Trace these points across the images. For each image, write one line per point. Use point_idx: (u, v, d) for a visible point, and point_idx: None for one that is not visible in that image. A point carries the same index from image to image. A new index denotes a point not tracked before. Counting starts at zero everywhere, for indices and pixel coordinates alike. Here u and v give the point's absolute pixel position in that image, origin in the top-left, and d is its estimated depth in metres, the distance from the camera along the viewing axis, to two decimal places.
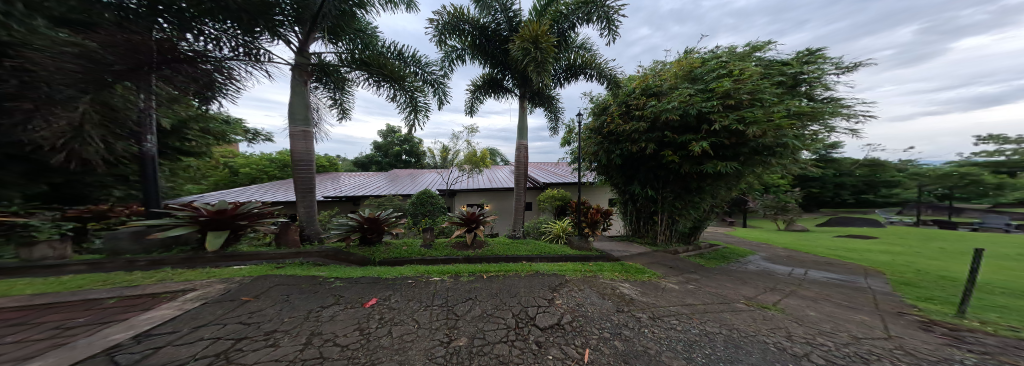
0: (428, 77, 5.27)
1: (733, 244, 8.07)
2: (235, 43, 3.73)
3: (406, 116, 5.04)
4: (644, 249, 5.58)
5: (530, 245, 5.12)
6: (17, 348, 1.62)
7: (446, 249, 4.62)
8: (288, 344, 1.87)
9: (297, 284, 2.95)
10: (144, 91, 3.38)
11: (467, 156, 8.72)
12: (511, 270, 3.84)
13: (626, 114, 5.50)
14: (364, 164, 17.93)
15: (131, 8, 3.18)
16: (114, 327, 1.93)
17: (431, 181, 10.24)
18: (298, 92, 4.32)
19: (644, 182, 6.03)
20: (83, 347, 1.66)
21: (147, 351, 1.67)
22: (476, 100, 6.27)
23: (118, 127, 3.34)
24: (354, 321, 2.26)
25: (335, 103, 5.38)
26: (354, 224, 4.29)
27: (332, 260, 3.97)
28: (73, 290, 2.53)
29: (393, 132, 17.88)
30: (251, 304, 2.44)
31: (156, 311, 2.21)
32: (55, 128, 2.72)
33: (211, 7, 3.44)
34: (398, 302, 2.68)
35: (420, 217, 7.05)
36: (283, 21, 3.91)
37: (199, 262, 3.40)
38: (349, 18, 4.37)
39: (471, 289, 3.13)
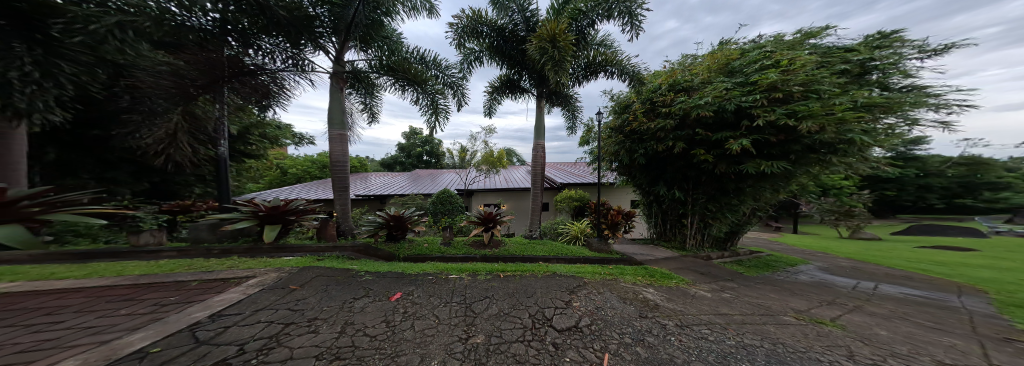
0: (448, 79, 5.43)
1: (781, 252, 7.39)
2: (285, 56, 4.16)
3: (428, 118, 5.26)
4: (671, 254, 5.34)
5: (547, 246, 5.13)
6: (127, 320, 1.97)
7: (464, 247, 4.76)
8: (326, 331, 2.06)
9: (334, 276, 3.23)
10: (220, 101, 3.86)
11: (484, 156, 8.86)
12: (528, 270, 3.87)
13: (651, 112, 5.26)
14: (389, 164, 18.81)
15: (208, 29, 3.53)
16: (196, 306, 2.26)
17: (450, 180, 10.57)
18: (336, 98, 4.65)
19: (672, 183, 5.76)
20: (174, 322, 1.97)
21: (219, 329, 1.95)
22: (494, 102, 6.35)
23: (199, 133, 4.11)
24: (382, 313, 2.43)
25: (365, 108, 5.71)
26: (382, 221, 4.58)
27: (362, 255, 4.18)
28: (167, 272, 2.98)
29: (416, 133, 18.55)
30: (298, 292, 2.71)
31: (226, 294, 2.53)
32: (158, 135, 3.55)
33: (265, 24, 3.82)
34: (420, 297, 2.83)
35: (440, 216, 7.31)
36: (323, 32, 4.30)
37: (258, 252, 3.85)
38: (378, 26, 4.57)
39: (488, 288, 3.20)
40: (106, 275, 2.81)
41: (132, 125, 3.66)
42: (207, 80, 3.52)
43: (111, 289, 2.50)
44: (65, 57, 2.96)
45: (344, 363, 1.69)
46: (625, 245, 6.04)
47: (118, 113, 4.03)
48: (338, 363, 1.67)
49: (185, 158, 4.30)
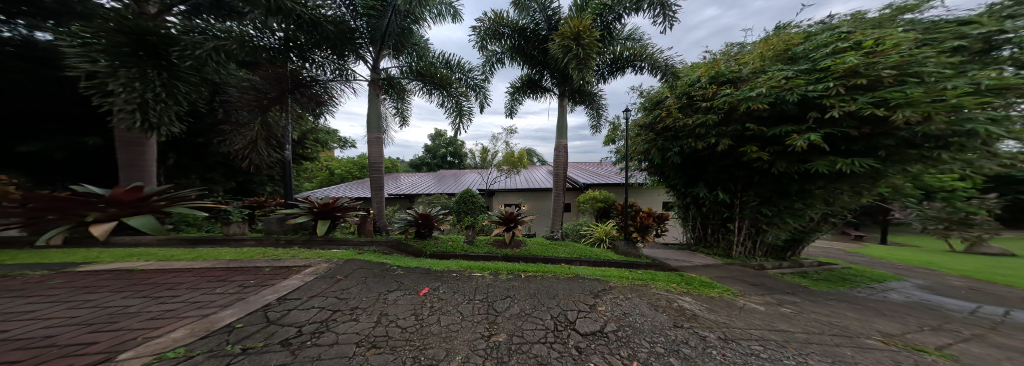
0: (471, 81, 5.54)
1: (863, 266, 6.28)
2: (333, 67, 4.52)
3: (452, 120, 5.38)
4: (710, 262, 4.74)
5: (568, 248, 4.74)
6: (221, 297, 2.32)
7: (486, 246, 4.67)
8: (365, 321, 2.19)
9: (373, 269, 3.35)
10: (288, 110, 4.53)
11: (505, 156, 8.83)
12: (549, 271, 3.43)
13: (689, 108, 4.72)
14: (416, 165, 19.54)
15: (274, 47, 3.94)
16: (268, 289, 2.56)
17: (472, 180, 10.76)
18: (373, 105, 4.99)
19: (715, 184, 5.17)
20: (253, 301, 2.28)
21: (285, 311, 2.20)
22: (514, 102, 6.28)
23: (273, 137, 4.89)
24: (412, 306, 2.50)
25: (397, 112, 5.91)
26: (411, 219, 4.67)
27: (394, 250, 4.37)
28: (249, 258, 3.40)
29: (440, 135, 19.12)
30: (343, 282, 2.89)
31: (291, 280, 2.82)
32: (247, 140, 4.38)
33: (316, 39, 4.16)
34: (447, 293, 2.81)
35: (463, 215, 7.41)
36: (362, 43, 4.60)
37: (314, 244, 4.23)
38: (408, 34, 4.85)
39: (508, 287, 2.97)
40: (206, 259, 3.28)
41: (237, 139, 4.49)
42: (278, 91, 4.31)
43: (210, 271, 2.91)
44: (181, 79, 3.46)
45: (379, 351, 1.78)
46: (657, 250, 5.57)
47: (217, 124, 5.05)
48: (375, 352, 1.77)
49: (262, 161, 5.15)
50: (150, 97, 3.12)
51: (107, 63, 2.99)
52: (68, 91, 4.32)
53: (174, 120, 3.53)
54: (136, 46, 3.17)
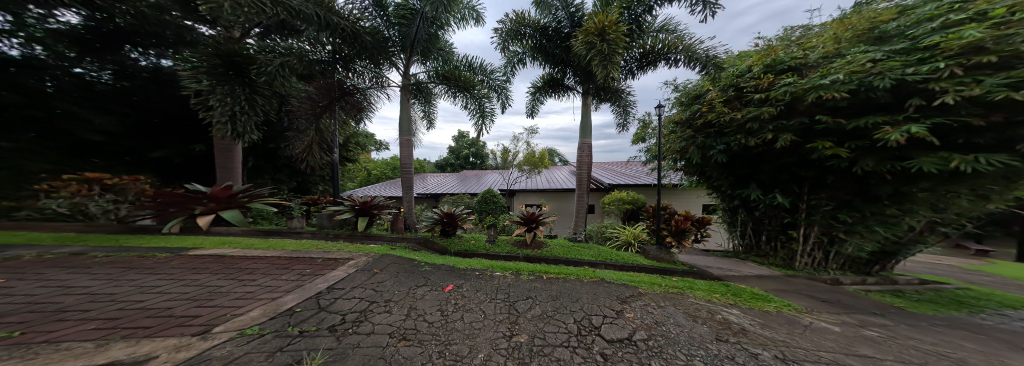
0: (493, 83, 5.58)
1: (980, 285, 5.06)
2: (371, 74, 4.79)
3: (475, 122, 5.43)
4: (762, 272, 4.15)
5: (592, 250, 4.54)
6: (284, 283, 2.55)
7: (507, 246, 4.63)
8: (398, 312, 2.27)
9: (404, 264, 3.43)
10: (335, 115, 4.87)
11: (526, 157, 8.73)
12: (572, 274, 3.25)
13: (733, 102, 4.26)
14: (440, 166, 20.21)
15: (325, 60, 4.39)
16: (320, 278, 2.76)
17: (493, 181, 10.84)
18: (403, 110, 5.16)
19: (771, 186, 4.51)
20: (308, 289, 2.47)
21: (332, 299, 2.35)
22: (535, 102, 6.17)
23: (325, 140, 5.22)
24: (437, 302, 2.52)
25: (424, 115, 6.05)
26: (437, 218, 4.78)
27: (423, 247, 4.43)
28: (305, 249, 3.63)
29: (463, 137, 19.57)
30: (379, 275, 2.99)
31: (338, 270, 3.00)
32: (308, 145, 4.86)
33: (355, 52, 4.49)
34: (469, 291, 2.82)
35: (484, 214, 7.45)
36: (395, 51, 4.78)
37: (356, 238, 4.44)
38: (435, 39, 4.90)
39: (530, 288, 2.90)
40: (277, 248, 3.59)
41: (298, 143, 4.92)
42: (326, 100, 4.60)
43: (278, 259, 3.20)
44: (258, 93, 4.07)
45: (409, 344, 1.82)
46: (691, 257, 5.12)
47: (283, 132, 5.71)
48: (405, 344, 1.81)
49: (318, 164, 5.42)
50: (236, 110, 3.72)
51: (210, 82, 3.65)
52: (184, 108, 5.21)
53: (252, 128, 4.04)
54: (228, 66, 3.83)
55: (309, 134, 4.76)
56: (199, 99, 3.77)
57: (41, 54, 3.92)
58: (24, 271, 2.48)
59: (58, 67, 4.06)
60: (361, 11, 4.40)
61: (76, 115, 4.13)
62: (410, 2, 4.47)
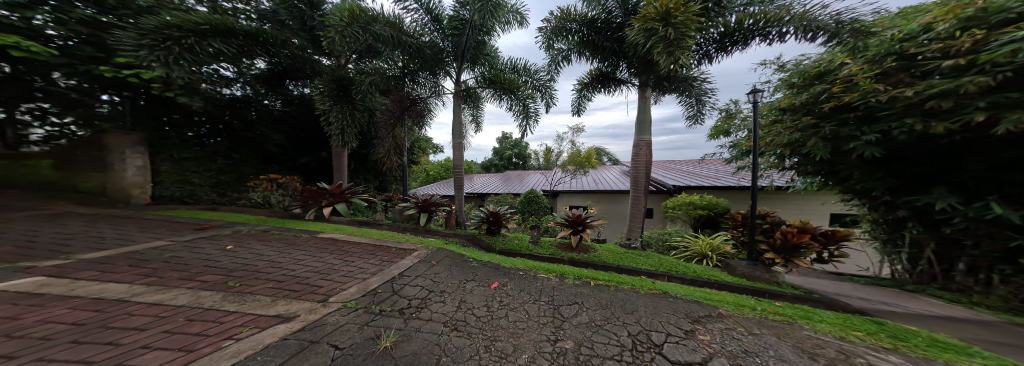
0: (537, 82, 5.59)
1: None
2: (432, 86, 5.31)
3: (519, 123, 5.48)
4: (961, 316, 2.56)
5: (651, 259, 4.07)
6: (373, 266, 3.02)
7: (550, 248, 4.51)
8: (451, 303, 2.45)
9: (455, 258, 3.70)
10: (404, 123, 5.56)
11: (570, 157, 8.42)
12: (625, 282, 3.03)
13: (893, 77, 2.99)
14: (484, 167, 21.03)
15: (394, 75, 5.00)
16: (398, 265, 3.16)
17: (536, 181, 10.79)
18: (455, 115, 5.51)
19: (982, 191, 2.82)
20: (382, 274, 2.84)
21: (401, 284, 2.66)
22: (581, 99, 5.93)
23: (399, 145, 5.88)
24: (485, 298, 2.64)
25: (473, 119, 6.39)
26: (484, 216, 4.95)
27: (471, 243, 4.71)
28: (383, 238, 4.18)
29: (506, 138, 20.00)
30: (435, 267, 3.25)
31: (407, 259, 3.39)
32: (390, 150, 5.68)
33: (416, 66, 5.00)
34: (514, 290, 2.87)
35: (527, 215, 7.44)
36: (448, 61, 5.15)
37: (419, 231, 4.93)
38: (482, 46, 5.13)
39: (577, 293, 2.81)
40: (366, 235, 4.22)
41: (382, 147, 5.74)
42: (400, 111, 5.30)
43: (366, 245, 3.75)
44: (357, 108, 5.27)
45: (459, 334, 1.94)
46: (808, 280, 3.91)
47: (371, 139, 6.79)
48: (456, 334, 1.94)
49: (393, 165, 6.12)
50: (343, 125, 5.02)
51: (328, 103, 4.94)
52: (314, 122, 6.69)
53: (351, 138, 5.30)
54: (338, 88, 5.03)
55: (390, 139, 5.58)
56: (325, 117, 5.14)
57: (250, 93, 5.88)
58: (244, 239, 3.52)
59: (257, 102, 6.01)
60: (421, 26, 4.86)
61: (265, 136, 6.13)
62: (461, 12, 4.75)
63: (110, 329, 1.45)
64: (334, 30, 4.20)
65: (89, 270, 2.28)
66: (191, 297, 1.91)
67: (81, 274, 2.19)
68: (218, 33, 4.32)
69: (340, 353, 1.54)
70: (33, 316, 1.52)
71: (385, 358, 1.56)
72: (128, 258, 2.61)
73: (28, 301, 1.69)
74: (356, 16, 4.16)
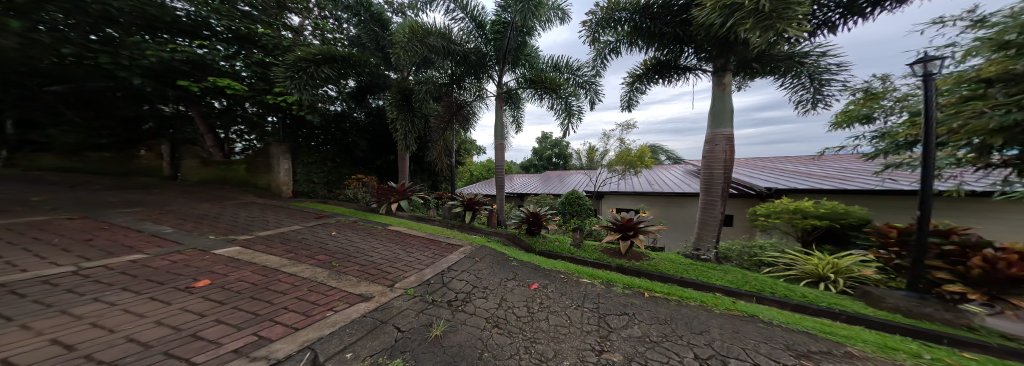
0: (581, 79, 5.38)
1: None
2: (478, 91, 5.57)
3: (562, 122, 5.31)
4: None
5: (731, 273, 3.21)
6: (428, 259, 3.25)
7: (596, 252, 4.21)
8: (492, 300, 2.49)
9: (498, 256, 3.77)
10: (452, 126, 5.92)
11: (618, 155, 7.81)
12: (685, 296, 2.67)
13: None
14: (523, 167, 21.08)
15: (442, 83, 5.36)
16: (449, 259, 3.36)
17: (578, 182, 10.37)
18: (497, 116, 5.61)
19: None
20: (434, 266, 3.04)
21: (450, 278, 2.82)
22: (632, 93, 5.47)
23: (446, 146, 6.23)
24: (525, 298, 2.62)
25: (513, 121, 6.46)
26: (524, 216, 4.92)
27: (511, 243, 4.76)
28: (433, 232, 4.51)
29: (546, 138, 19.74)
30: (478, 263, 3.36)
31: (454, 254, 3.58)
32: (441, 151, 6.10)
33: (462, 72, 5.28)
34: (555, 293, 2.78)
35: (568, 216, 7.18)
36: (491, 65, 5.29)
37: (464, 228, 5.19)
38: (523, 46, 5.13)
39: (626, 303, 2.59)
40: (418, 229, 4.61)
41: (435, 149, 6.19)
42: (449, 115, 5.68)
43: (418, 238, 4.09)
44: (416, 115, 5.85)
45: (500, 332, 1.95)
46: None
47: (425, 142, 7.44)
48: (497, 331, 1.95)
49: (441, 165, 6.45)
50: (405, 131, 5.67)
51: (394, 112, 5.60)
52: (382, 128, 7.43)
53: (410, 142, 5.91)
54: (398, 97, 5.60)
55: (439, 142, 5.98)
56: (393, 124, 5.85)
57: (346, 108, 6.86)
58: (343, 227, 4.23)
59: (351, 117, 6.99)
60: (467, 34, 5.06)
61: (349, 142, 7.10)
62: (503, 15, 4.80)
63: (268, 291, 2.10)
64: (398, 46, 4.69)
65: (265, 244, 3.13)
66: (308, 272, 2.48)
67: (258, 246, 3.04)
68: (327, 61, 5.11)
69: (402, 335, 1.72)
70: (233, 275, 2.31)
71: (434, 346, 1.65)
72: (281, 236, 3.48)
73: (233, 264, 2.52)
74: (415, 32, 4.57)
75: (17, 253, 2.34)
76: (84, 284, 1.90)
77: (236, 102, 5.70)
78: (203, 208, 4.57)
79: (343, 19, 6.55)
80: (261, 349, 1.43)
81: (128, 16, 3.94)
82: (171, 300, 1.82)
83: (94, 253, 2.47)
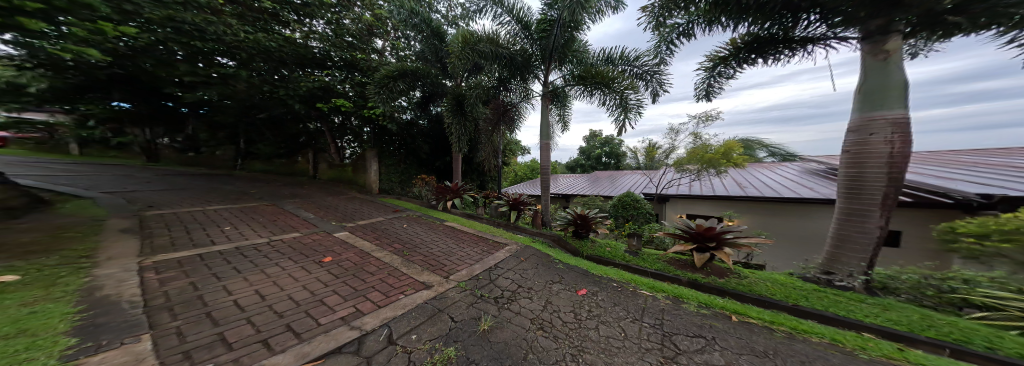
0: (639, 69, 4.90)
1: None
2: (523, 94, 5.66)
3: (616, 117, 4.89)
4: None
5: (879, 309, 2.21)
6: (483, 257, 3.32)
7: (658, 262, 3.60)
8: (537, 301, 2.40)
9: (543, 257, 3.66)
10: (501, 126, 6.08)
11: (691, 152, 6.77)
12: (799, 327, 2.12)
13: None
14: (568, 167, 20.28)
15: (490, 87, 5.60)
16: (502, 258, 3.38)
17: (634, 183, 9.42)
18: (543, 115, 5.46)
19: None
20: (483, 262, 3.11)
21: (503, 277, 2.81)
22: (712, 79, 4.73)
23: (496, 147, 6.37)
24: (572, 303, 2.45)
25: (561, 120, 6.27)
26: (570, 219, 4.66)
27: (558, 245, 4.53)
28: (483, 231, 4.62)
29: (596, 136, 18.71)
30: (524, 263, 3.31)
31: (499, 252, 3.59)
32: (490, 152, 6.20)
33: (507, 73, 5.36)
34: (606, 302, 2.52)
35: (622, 221, 6.54)
36: (537, 64, 5.25)
37: (507, 226, 5.24)
38: (571, 42, 4.92)
39: (701, 324, 2.19)
40: (467, 226, 4.81)
41: (484, 151, 6.34)
42: (497, 117, 5.81)
43: (466, 234, 4.27)
44: (466, 119, 6.16)
45: (545, 335, 1.85)
46: None
47: (473, 144, 7.80)
48: (541, 334, 1.85)
49: (490, 166, 6.50)
50: (455, 134, 6.04)
51: (449, 117, 6.00)
52: (438, 131, 7.99)
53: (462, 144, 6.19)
54: (451, 102, 5.95)
55: (486, 142, 6.07)
56: (448, 128, 6.30)
57: (414, 117, 7.42)
58: (405, 220, 4.66)
59: (418, 126, 7.68)
60: (513, 36, 5.06)
61: (414, 146, 7.87)
62: (550, 13, 4.68)
63: (363, 271, 2.46)
64: (453, 56, 4.98)
65: (363, 231, 3.71)
66: (390, 258, 2.83)
67: (363, 232, 3.66)
68: (402, 75, 5.81)
69: (455, 325, 1.77)
70: (345, 254, 2.83)
71: (481, 340, 1.66)
72: (381, 225, 4.12)
73: (343, 245, 3.09)
74: (466, 39, 4.76)
75: (246, 225, 3.51)
76: (272, 252, 2.69)
77: (345, 116, 7.16)
78: (331, 200, 5.74)
79: (410, 37, 7.06)
80: (357, 320, 1.68)
81: (289, 55, 5.79)
82: (310, 270, 2.37)
83: (277, 229, 3.46)
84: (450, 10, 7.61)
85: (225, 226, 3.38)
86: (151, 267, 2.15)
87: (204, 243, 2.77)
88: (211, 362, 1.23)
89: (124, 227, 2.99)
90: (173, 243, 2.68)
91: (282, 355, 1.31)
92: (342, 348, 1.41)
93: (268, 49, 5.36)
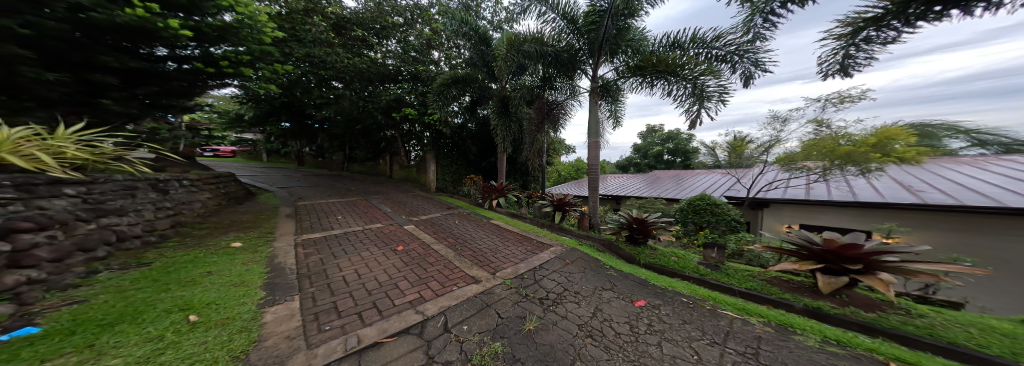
0: (723, 50, 4.38)
1: None
2: (568, 91, 5.83)
3: (688, 107, 4.46)
4: None
5: None
6: (524, 256, 3.47)
7: (749, 279, 2.90)
8: (586, 307, 2.42)
9: (590, 261, 3.64)
10: (546, 121, 6.28)
11: (811, 143, 5.25)
12: None
13: None
14: (621, 167, 18.94)
15: (535, 88, 5.91)
16: (544, 259, 3.48)
17: (706, 185, 8.29)
18: (591, 111, 5.34)
19: None
20: (527, 262, 3.27)
21: (545, 277, 2.95)
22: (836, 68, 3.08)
23: (535, 146, 6.55)
24: (626, 314, 2.36)
25: (611, 115, 6.04)
26: (624, 222, 4.40)
27: (608, 250, 4.38)
28: (527, 231, 4.77)
29: (656, 131, 17.09)
30: (570, 266, 3.36)
31: (545, 253, 3.72)
32: (533, 148, 6.49)
33: (553, 72, 5.50)
34: (671, 317, 2.32)
35: (693, 227, 5.83)
36: (585, 60, 5.18)
37: (552, 228, 5.27)
38: (623, 32, 4.67)
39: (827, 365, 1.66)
40: (512, 226, 5.02)
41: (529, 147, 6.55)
42: (541, 117, 6.10)
43: (511, 234, 4.50)
44: (512, 120, 6.44)
45: (595, 344, 1.88)
46: None
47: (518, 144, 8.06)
48: (592, 342, 1.89)
49: (533, 164, 6.74)
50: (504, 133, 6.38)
51: (495, 119, 6.35)
52: (486, 134, 8.36)
53: (508, 145, 6.53)
54: (496, 104, 6.30)
55: (534, 133, 6.34)
56: (494, 128, 6.65)
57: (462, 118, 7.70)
58: (456, 218, 5.11)
59: (466, 130, 8.25)
60: (558, 33, 5.00)
61: (467, 148, 8.48)
62: (599, 3, 4.39)
63: (426, 261, 2.90)
64: (499, 59, 5.21)
65: (424, 226, 4.24)
66: (444, 251, 3.23)
67: (424, 227, 4.20)
68: (454, 82, 6.50)
69: (502, 321, 1.98)
70: (411, 245, 3.34)
71: (527, 339, 1.82)
72: (433, 221, 4.64)
73: (410, 236, 3.66)
74: (512, 43, 4.95)
75: (347, 215, 4.41)
76: (358, 238, 3.40)
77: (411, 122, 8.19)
78: (401, 197, 6.65)
79: (459, 45, 7.42)
80: (420, 306, 2.03)
81: (372, 71, 7.03)
82: (387, 257, 2.89)
83: (366, 220, 4.25)
84: (494, 15, 7.98)
85: (337, 215, 4.32)
86: (301, 243, 3.00)
87: (323, 228, 3.63)
88: (331, 324, 1.69)
89: (288, 212, 4.17)
90: (311, 226, 3.62)
91: (370, 327, 1.72)
92: (409, 329, 1.75)
93: (361, 69, 6.79)
